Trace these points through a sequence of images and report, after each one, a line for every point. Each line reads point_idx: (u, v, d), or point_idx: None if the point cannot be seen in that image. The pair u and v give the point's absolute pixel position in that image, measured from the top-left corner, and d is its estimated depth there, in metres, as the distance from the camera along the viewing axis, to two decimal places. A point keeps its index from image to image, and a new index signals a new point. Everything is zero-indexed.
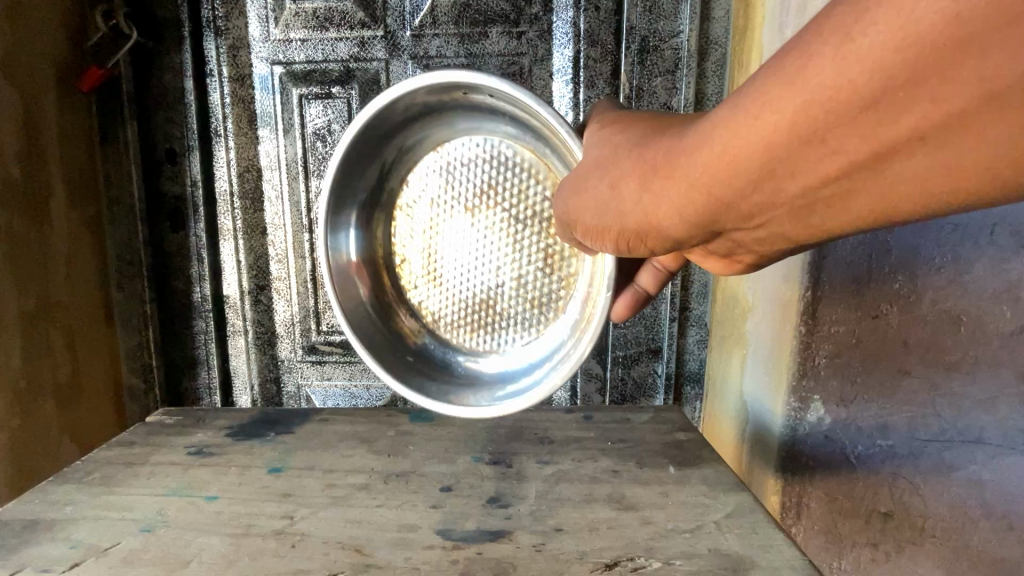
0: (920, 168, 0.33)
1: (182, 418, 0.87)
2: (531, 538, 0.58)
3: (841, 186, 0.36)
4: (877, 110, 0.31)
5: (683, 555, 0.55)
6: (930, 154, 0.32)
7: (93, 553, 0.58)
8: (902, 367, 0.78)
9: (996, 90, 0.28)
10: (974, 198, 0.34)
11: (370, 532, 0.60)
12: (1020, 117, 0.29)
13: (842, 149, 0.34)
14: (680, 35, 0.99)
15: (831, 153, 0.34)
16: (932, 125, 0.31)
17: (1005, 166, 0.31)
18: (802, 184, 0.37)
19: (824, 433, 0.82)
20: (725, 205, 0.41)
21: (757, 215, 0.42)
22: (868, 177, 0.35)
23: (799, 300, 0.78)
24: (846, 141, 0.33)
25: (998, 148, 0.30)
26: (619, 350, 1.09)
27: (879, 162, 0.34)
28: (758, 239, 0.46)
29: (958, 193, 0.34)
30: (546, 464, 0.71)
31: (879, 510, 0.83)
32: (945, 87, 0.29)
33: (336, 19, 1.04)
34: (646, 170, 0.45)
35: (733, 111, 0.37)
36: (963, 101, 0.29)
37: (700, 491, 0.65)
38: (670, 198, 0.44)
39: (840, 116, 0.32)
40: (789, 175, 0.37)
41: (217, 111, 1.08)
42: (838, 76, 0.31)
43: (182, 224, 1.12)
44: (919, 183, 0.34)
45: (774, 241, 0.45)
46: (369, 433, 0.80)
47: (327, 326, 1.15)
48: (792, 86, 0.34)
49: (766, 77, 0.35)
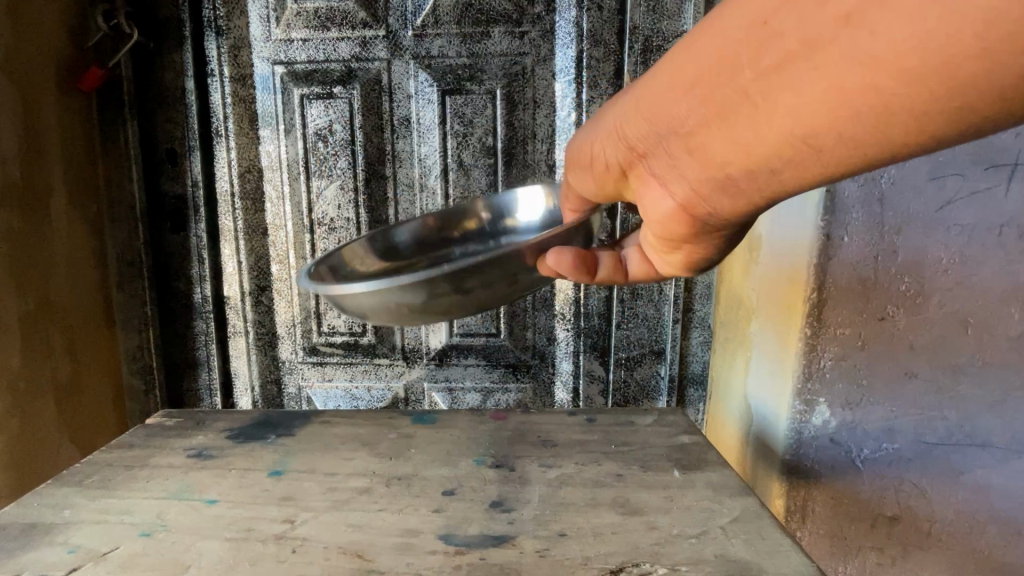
0: (851, 55, 0.32)
1: (183, 420, 0.87)
2: (534, 543, 0.57)
3: (777, 83, 0.36)
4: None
5: (689, 561, 0.54)
6: (857, 35, 0.31)
7: (91, 558, 0.57)
8: (908, 370, 0.77)
9: None
10: (925, 95, 0.31)
11: (372, 537, 0.59)
12: None
13: (780, 37, 0.35)
14: (683, 35, 0.98)
15: (770, 41, 0.35)
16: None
17: (942, 46, 0.29)
18: (740, 84, 0.38)
19: (829, 436, 0.81)
20: (678, 115, 0.42)
21: (706, 129, 0.41)
22: (802, 72, 0.34)
23: (804, 301, 0.77)
24: (783, 27, 0.34)
25: (929, 20, 0.29)
26: (622, 352, 1.09)
27: (810, 51, 0.34)
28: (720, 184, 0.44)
29: (900, 85, 0.31)
30: (549, 467, 0.71)
31: (885, 514, 0.82)
32: None
33: (338, 19, 1.03)
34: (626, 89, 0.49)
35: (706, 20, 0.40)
36: None
37: (705, 495, 0.64)
38: (635, 104, 0.46)
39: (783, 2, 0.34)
40: (732, 75, 0.38)
41: (218, 111, 1.07)
42: None
43: (182, 225, 1.12)
44: (855, 74, 0.32)
45: (734, 183, 0.43)
46: (370, 435, 0.80)
47: (328, 328, 1.15)
48: None
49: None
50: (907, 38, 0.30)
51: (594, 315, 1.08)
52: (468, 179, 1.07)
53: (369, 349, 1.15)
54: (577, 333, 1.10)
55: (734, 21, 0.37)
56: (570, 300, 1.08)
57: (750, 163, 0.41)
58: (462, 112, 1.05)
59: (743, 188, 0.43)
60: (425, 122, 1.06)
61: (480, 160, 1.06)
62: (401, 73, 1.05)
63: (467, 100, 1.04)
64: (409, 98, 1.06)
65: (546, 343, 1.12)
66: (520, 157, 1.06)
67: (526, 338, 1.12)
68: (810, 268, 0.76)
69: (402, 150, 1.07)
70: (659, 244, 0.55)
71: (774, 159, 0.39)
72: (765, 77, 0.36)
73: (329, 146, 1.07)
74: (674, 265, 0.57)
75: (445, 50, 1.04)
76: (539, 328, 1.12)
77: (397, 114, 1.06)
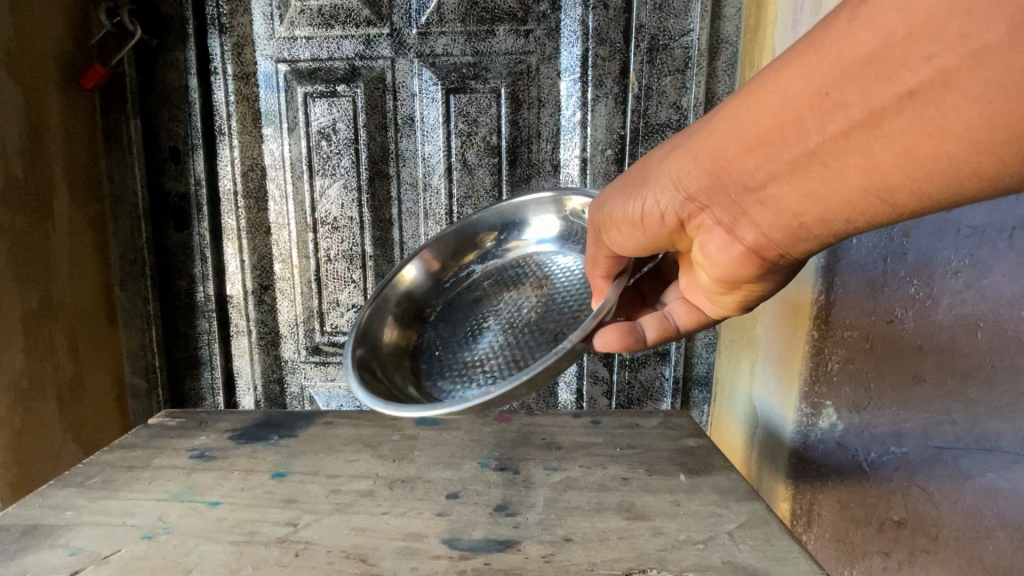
0: (919, 130, 0.34)
1: (185, 420, 0.86)
2: (540, 548, 0.57)
3: (844, 151, 0.38)
4: (877, 67, 0.34)
5: (696, 568, 0.54)
6: (921, 115, 0.34)
7: (93, 561, 0.57)
8: (917, 373, 0.77)
9: (976, 47, 0.30)
10: (994, 166, 0.34)
11: (375, 541, 0.58)
12: (1001, 70, 0.30)
13: (845, 106, 0.36)
14: (690, 33, 0.97)
15: (834, 114, 0.37)
16: (922, 84, 0.33)
17: (1006, 127, 0.32)
18: (806, 149, 0.39)
19: (836, 440, 0.81)
20: (741, 176, 0.44)
21: (771, 187, 0.43)
22: (869, 140, 0.36)
23: (812, 303, 0.77)
24: (849, 98, 0.36)
25: (979, 109, 0.32)
26: (626, 353, 1.08)
27: (874, 126, 0.36)
28: (786, 235, 0.46)
29: (975, 154, 0.33)
30: (554, 470, 0.70)
31: (891, 518, 0.81)
32: (931, 44, 0.32)
33: (341, 17, 1.03)
34: (678, 138, 0.50)
35: (757, 87, 0.41)
36: (949, 59, 0.31)
37: (712, 500, 0.63)
38: (692, 162, 0.47)
39: (844, 77, 0.36)
40: (797, 141, 0.40)
41: (221, 109, 1.07)
42: (852, 41, 0.35)
43: (186, 224, 1.11)
44: (925, 147, 0.35)
45: (803, 234, 0.45)
46: (373, 437, 0.79)
47: (331, 327, 1.14)
48: (810, 51, 0.37)
49: (790, 55, 0.39)
50: (970, 119, 0.32)
51: None
52: (472, 178, 1.06)
53: None
54: None
55: (792, 90, 0.38)
56: None
57: (810, 209, 0.42)
58: (467, 110, 1.04)
59: (806, 232, 0.45)
60: (428, 121, 1.05)
61: (484, 159, 1.05)
62: (404, 71, 1.04)
63: (472, 99, 1.04)
64: (412, 97, 1.05)
65: None
66: (524, 157, 1.05)
67: None
68: (818, 270, 0.77)
69: (405, 148, 1.07)
70: (716, 287, 0.55)
71: (845, 213, 0.41)
72: (833, 144, 0.38)
73: (332, 144, 1.07)
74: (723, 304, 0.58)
75: (449, 49, 1.03)
76: None
77: (400, 112, 1.06)
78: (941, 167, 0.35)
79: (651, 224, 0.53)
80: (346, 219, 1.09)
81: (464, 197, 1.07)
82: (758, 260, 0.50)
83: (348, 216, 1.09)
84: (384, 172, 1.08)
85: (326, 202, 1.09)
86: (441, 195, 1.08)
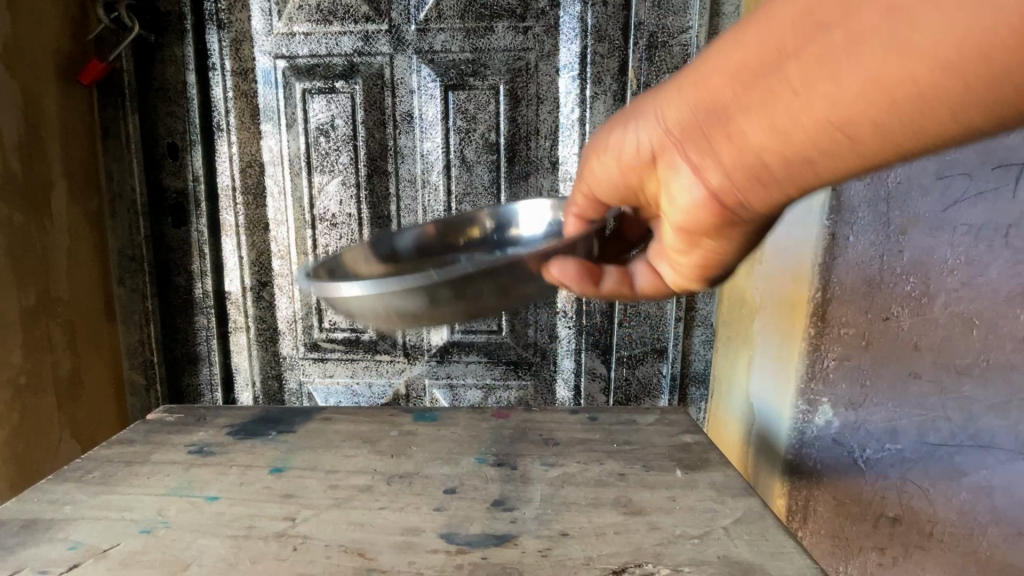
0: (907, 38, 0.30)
1: (183, 416, 0.87)
2: (536, 543, 0.57)
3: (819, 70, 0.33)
4: None
5: (691, 562, 0.54)
6: (906, 17, 0.29)
7: (92, 555, 0.57)
8: (912, 370, 0.77)
9: None
10: (993, 77, 0.28)
11: (373, 535, 0.59)
12: None
13: (826, 18, 0.32)
14: (689, 31, 0.97)
15: (813, 27, 0.33)
16: None
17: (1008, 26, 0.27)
18: (781, 75, 0.35)
19: (832, 437, 0.81)
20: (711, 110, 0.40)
21: (736, 123, 0.39)
22: (846, 52, 0.32)
23: (809, 299, 0.77)
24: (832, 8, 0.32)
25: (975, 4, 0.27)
26: (624, 350, 1.08)
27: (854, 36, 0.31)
28: (756, 186, 0.41)
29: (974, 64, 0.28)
30: (551, 466, 0.70)
31: (886, 514, 0.81)
32: None
33: (340, 13, 1.03)
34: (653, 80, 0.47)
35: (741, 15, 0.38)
36: None
37: (708, 496, 0.64)
38: (661, 101, 0.43)
39: None
40: (774, 67, 0.35)
41: (219, 105, 1.07)
42: None
43: (184, 220, 1.11)
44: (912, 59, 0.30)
45: (776, 185, 0.40)
46: (372, 433, 0.80)
47: (330, 324, 1.15)
48: None
49: None
50: (966, 20, 0.28)
51: (596, 313, 1.08)
52: (470, 175, 1.06)
53: (370, 345, 1.15)
54: (579, 330, 1.10)
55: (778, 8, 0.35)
56: (572, 297, 1.09)
57: (782, 151, 0.37)
58: (465, 107, 1.04)
59: (777, 182, 0.40)
60: (427, 118, 1.05)
61: (482, 156, 1.05)
62: (403, 68, 1.04)
63: (470, 96, 1.04)
64: (411, 93, 1.05)
65: (547, 341, 1.12)
66: (522, 154, 1.05)
67: (528, 335, 1.12)
68: (815, 268, 0.76)
69: (404, 145, 1.07)
70: (682, 248, 0.51)
71: (816, 153, 0.36)
72: (810, 65, 0.33)
73: (330, 141, 1.07)
74: (687, 268, 0.53)
75: (448, 45, 1.03)
76: (540, 326, 1.12)
77: (399, 109, 1.06)
78: (932, 91, 0.30)
79: (624, 168, 0.49)
80: (345, 216, 1.09)
81: (462, 194, 1.07)
82: (725, 219, 0.45)
83: (347, 212, 1.09)
84: (383, 169, 1.08)
85: (325, 198, 1.09)
86: (440, 191, 1.08)
